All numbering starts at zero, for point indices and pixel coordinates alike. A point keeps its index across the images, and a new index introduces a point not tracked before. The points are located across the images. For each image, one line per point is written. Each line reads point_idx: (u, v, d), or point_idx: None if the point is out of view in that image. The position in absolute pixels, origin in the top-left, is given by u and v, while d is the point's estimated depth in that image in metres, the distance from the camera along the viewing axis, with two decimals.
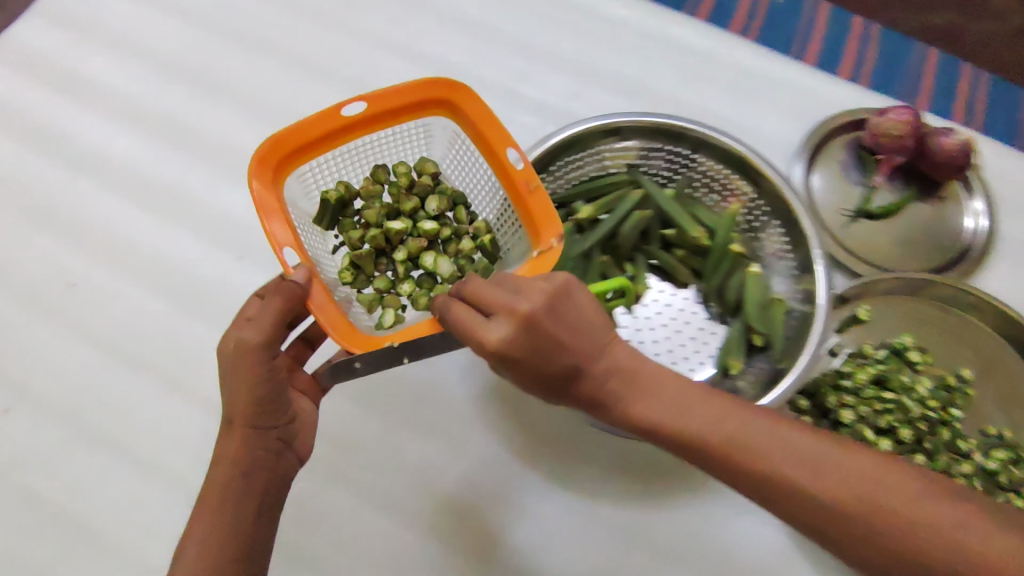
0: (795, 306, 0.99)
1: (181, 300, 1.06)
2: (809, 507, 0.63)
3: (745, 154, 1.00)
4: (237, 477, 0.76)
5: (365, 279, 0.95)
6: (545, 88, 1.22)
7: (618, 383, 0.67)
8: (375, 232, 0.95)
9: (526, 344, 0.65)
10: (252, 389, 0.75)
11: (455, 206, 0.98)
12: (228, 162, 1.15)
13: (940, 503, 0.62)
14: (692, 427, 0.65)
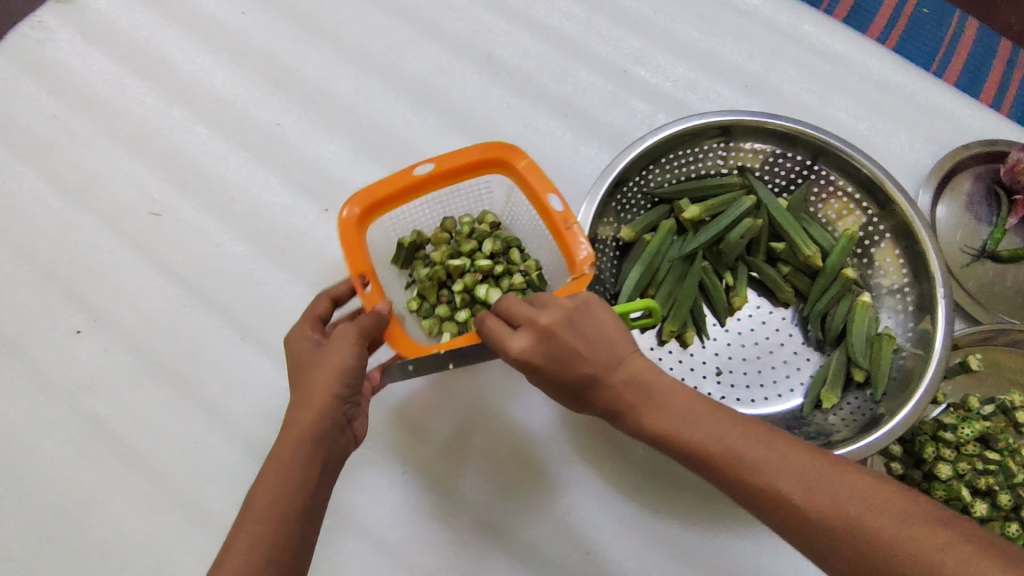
0: (906, 345, 0.92)
1: (262, 244, 1.04)
2: (807, 531, 0.57)
3: (877, 174, 0.91)
4: (312, 436, 0.70)
5: (429, 308, 1.00)
6: (661, 73, 1.14)
7: (622, 392, 0.67)
8: (436, 267, 0.99)
9: (538, 351, 0.67)
10: (339, 367, 0.73)
11: (508, 249, 1.01)
12: (326, 109, 1.11)
13: (945, 539, 0.53)
14: (693, 436, 0.64)
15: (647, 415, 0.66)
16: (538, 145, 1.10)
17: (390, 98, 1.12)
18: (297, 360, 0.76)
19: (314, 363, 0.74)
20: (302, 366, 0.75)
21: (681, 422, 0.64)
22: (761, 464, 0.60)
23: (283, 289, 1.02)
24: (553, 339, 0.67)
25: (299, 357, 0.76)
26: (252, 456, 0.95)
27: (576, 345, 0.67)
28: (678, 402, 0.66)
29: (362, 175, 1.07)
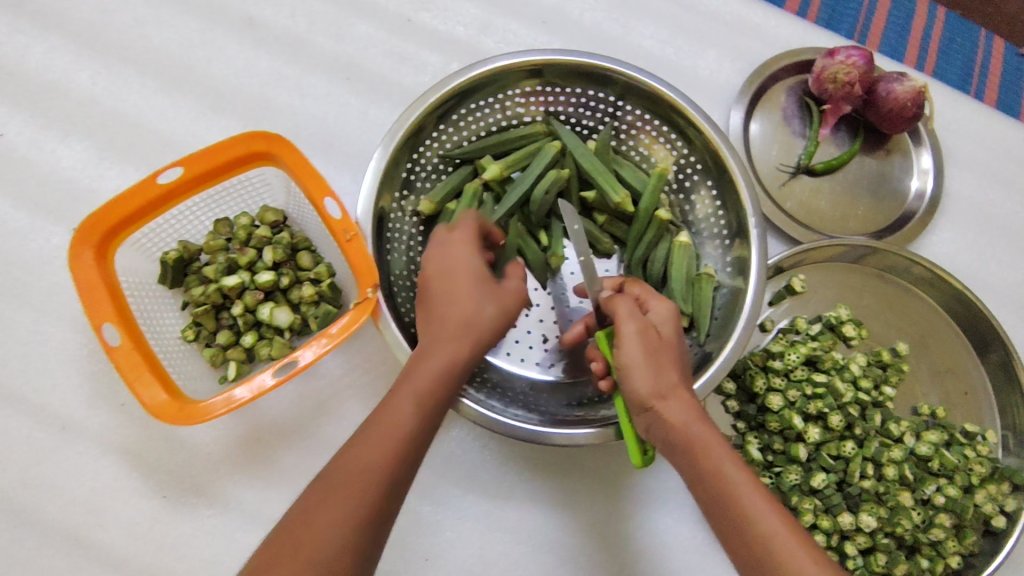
0: (725, 279, 0.87)
1: (2, 282, 0.87)
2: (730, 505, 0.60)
3: (678, 101, 0.84)
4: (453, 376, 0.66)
5: (209, 335, 0.86)
6: (449, 18, 1.03)
7: (680, 403, 0.66)
8: (210, 287, 0.85)
9: (671, 346, 0.69)
10: (487, 314, 0.69)
11: (295, 253, 0.88)
12: (62, 111, 0.94)
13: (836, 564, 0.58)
14: (711, 463, 0.62)
15: (698, 447, 0.63)
16: (321, 119, 0.98)
17: (138, 87, 0.96)
18: (449, 280, 0.71)
19: (476, 304, 0.69)
20: (459, 295, 0.70)
21: (738, 477, 0.62)
22: (804, 559, 0.56)
23: (34, 331, 0.86)
24: (675, 351, 0.69)
25: (465, 278, 0.71)
26: (24, 531, 0.81)
27: (681, 363, 0.70)
28: (743, 465, 0.63)
29: (115, 182, 0.92)
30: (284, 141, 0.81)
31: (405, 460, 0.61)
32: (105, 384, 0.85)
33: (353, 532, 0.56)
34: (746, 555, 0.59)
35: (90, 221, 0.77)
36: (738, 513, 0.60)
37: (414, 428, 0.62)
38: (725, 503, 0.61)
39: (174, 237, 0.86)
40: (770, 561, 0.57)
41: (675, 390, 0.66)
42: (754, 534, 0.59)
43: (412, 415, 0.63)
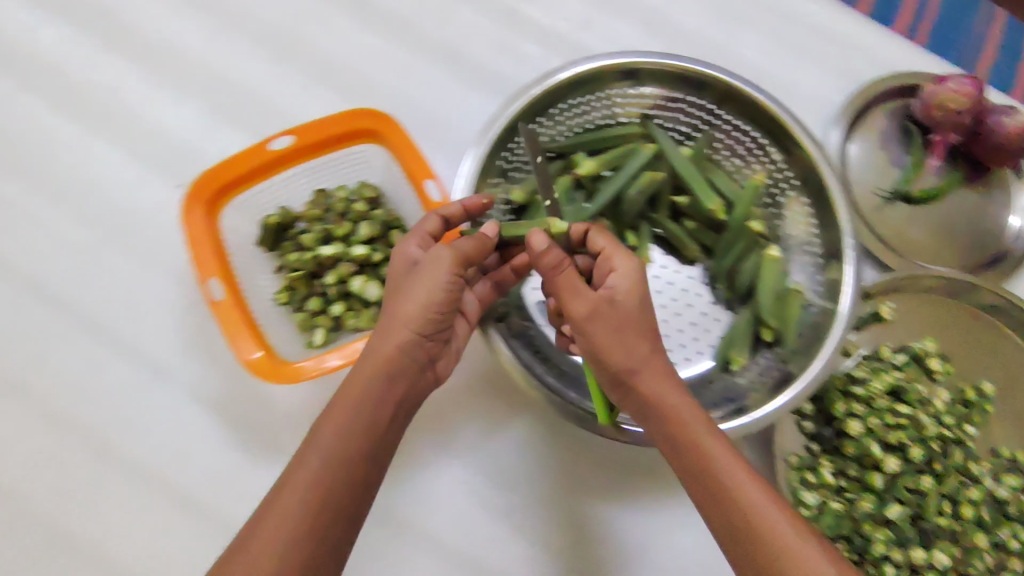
0: (815, 299, 0.87)
1: (109, 229, 0.91)
2: (712, 485, 0.65)
3: (781, 115, 0.84)
4: (384, 376, 0.69)
5: (299, 300, 0.88)
6: (553, 12, 1.03)
7: (656, 376, 0.68)
8: (306, 255, 0.86)
9: (642, 319, 0.68)
10: (434, 301, 0.71)
11: (389, 231, 0.89)
12: (175, 71, 0.97)
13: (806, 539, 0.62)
14: (705, 444, 0.66)
15: (677, 416, 0.67)
16: (420, 99, 0.99)
17: (249, 53, 0.99)
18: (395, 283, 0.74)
19: (422, 288, 0.71)
20: (410, 285, 0.72)
21: (717, 449, 0.66)
22: (778, 522, 0.63)
23: (135, 279, 0.90)
24: (646, 321, 0.69)
25: (398, 281, 0.73)
26: (110, 467, 0.85)
27: (654, 326, 0.70)
28: (735, 455, 0.66)
29: (219, 144, 0.95)
30: (393, 121, 0.83)
31: (349, 471, 0.66)
32: (199, 336, 0.89)
33: (297, 541, 0.61)
34: (720, 519, 0.65)
35: (204, 177, 0.81)
36: (716, 489, 0.65)
37: (369, 401, 0.69)
38: (704, 473, 0.66)
39: (275, 203, 0.89)
40: (746, 528, 0.63)
41: (647, 362, 0.68)
42: (729, 501, 0.64)
43: (371, 393, 0.69)
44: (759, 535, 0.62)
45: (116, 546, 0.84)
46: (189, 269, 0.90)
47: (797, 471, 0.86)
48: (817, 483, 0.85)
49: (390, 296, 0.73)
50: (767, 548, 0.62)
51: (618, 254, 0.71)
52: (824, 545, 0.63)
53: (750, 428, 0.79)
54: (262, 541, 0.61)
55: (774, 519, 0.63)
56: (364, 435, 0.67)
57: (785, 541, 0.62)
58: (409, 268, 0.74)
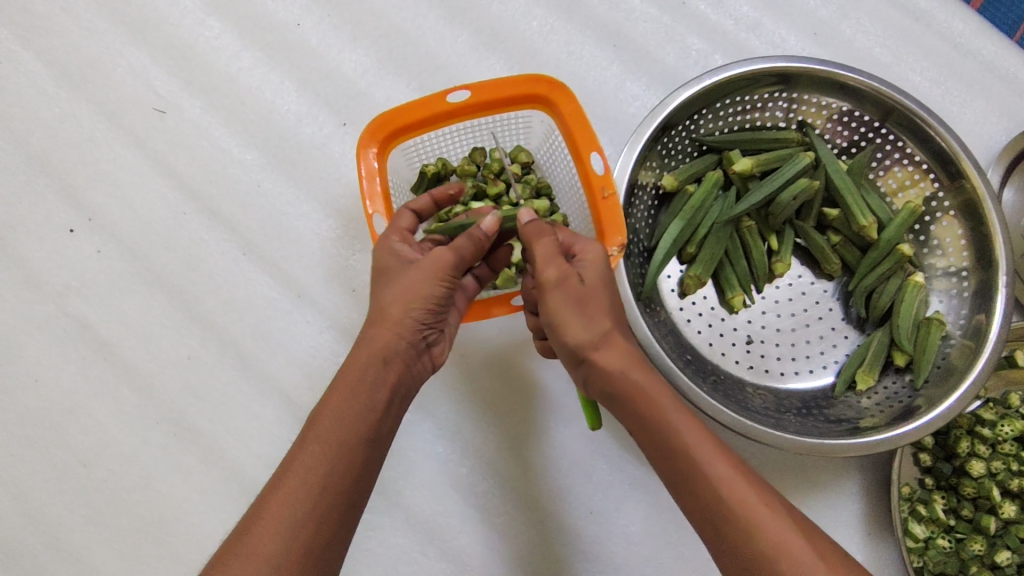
0: (955, 333, 0.86)
1: (273, 154, 0.96)
2: (687, 471, 0.63)
3: (953, 145, 0.83)
4: (377, 362, 0.68)
5: None
6: (723, 10, 1.04)
7: (611, 350, 0.68)
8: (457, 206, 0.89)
9: (598, 291, 0.69)
10: (428, 295, 0.70)
11: (537, 197, 0.92)
12: (352, 14, 1.00)
13: (785, 528, 0.59)
14: (676, 427, 0.65)
15: (634, 395, 0.66)
16: (580, 76, 1.01)
17: (424, 7, 1.01)
18: (378, 274, 0.73)
19: (409, 286, 0.70)
20: (396, 282, 0.71)
21: (692, 437, 0.64)
22: (759, 509, 0.60)
23: (291, 205, 0.94)
24: (609, 297, 0.70)
25: (380, 273, 0.73)
26: (244, 376, 0.90)
27: (616, 302, 0.71)
28: (717, 446, 0.64)
29: (385, 91, 0.98)
30: (568, 90, 0.84)
31: (344, 456, 0.64)
32: (343, 268, 0.92)
33: (304, 530, 0.60)
34: (701, 511, 0.63)
35: (381, 119, 0.83)
36: (692, 475, 0.63)
37: (362, 384, 0.67)
38: (679, 460, 0.64)
39: (435, 154, 0.92)
40: (723, 515, 0.61)
41: (609, 338, 0.68)
42: (702, 487, 0.62)
43: (358, 376, 0.68)
44: (737, 525, 0.60)
45: (239, 451, 0.88)
46: (343, 204, 0.94)
47: (908, 502, 0.86)
48: (928, 517, 0.85)
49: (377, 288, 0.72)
50: (749, 534, 0.59)
51: (589, 243, 0.71)
52: (806, 532, 0.60)
53: (877, 447, 0.77)
54: (260, 528, 0.59)
55: (753, 504, 0.60)
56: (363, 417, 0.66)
57: (762, 526, 0.59)
58: (394, 262, 0.72)
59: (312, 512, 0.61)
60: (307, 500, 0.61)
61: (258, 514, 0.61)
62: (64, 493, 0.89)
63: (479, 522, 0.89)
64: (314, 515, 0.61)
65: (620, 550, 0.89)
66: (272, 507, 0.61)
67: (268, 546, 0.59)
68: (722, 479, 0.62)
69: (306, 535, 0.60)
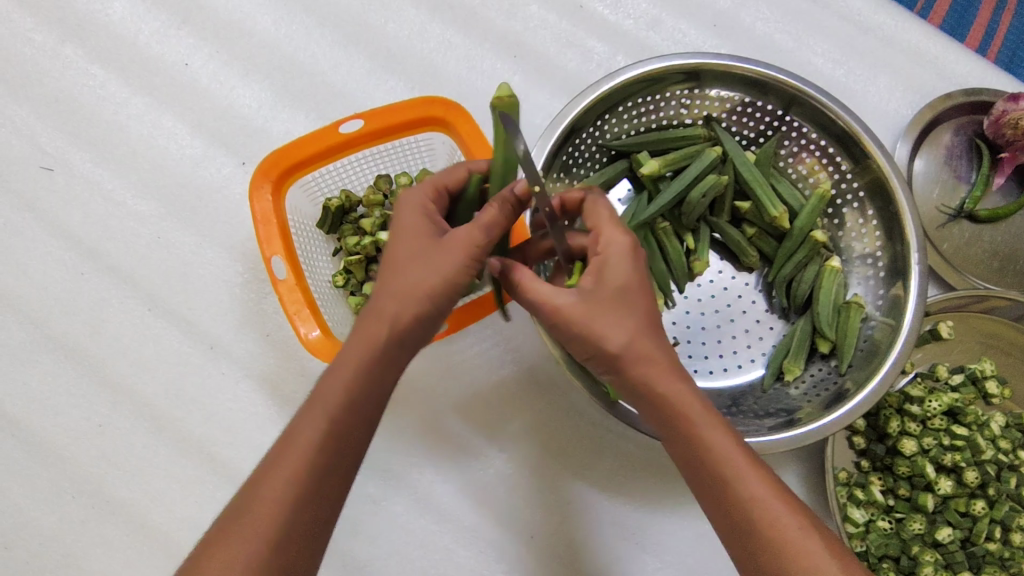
0: (874, 314, 0.86)
1: (172, 203, 0.92)
2: (715, 485, 0.60)
3: (852, 123, 0.82)
4: (391, 347, 0.60)
5: (355, 284, 0.88)
6: (621, 9, 1.03)
7: (642, 361, 0.61)
8: (365, 238, 0.86)
9: (624, 303, 0.61)
10: (457, 282, 0.61)
11: None
12: (242, 50, 0.97)
13: (822, 554, 0.57)
14: (706, 442, 0.60)
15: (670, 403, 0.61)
16: (483, 91, 0.99)
17: (317, 36, 0.99)
18: (393, 247, 0.63)
19: (445, 267, 0.60)
20: (421, 261, 0.60)
21: (717, 442, 0.60)
22: (785, 519, 0.58)
23: (194, 254, 0.90)
24: (638, 299, 0.62)
25: (400, 240, 0.63)
26: (160, 438, 0.86)
27: (651, 303, 0.63)
28: (758, 473, 0.60)
29: (284, 125, 0.95)
30: (461, 110, 0.82)
31: (343, 448, 0.58)
32: (254, 313, 0.89)
33: (290, 525, 0.55)
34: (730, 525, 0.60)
35: (271, 157, 0.81)
36: (722, 486, 0.60)
37: (379, 368, 0.59)
38: (705, 467, 0.61)
39: (339, 186, 0.90)
40: (751, 527, 0.58)
41: (639, 349, 0.61)
42: (733, 501, 0.59)
43: (373, 355, 0.59)
44: (765, 535, 0.58)
45: (163, 516, 0.85)
46: (249, 246, 0.91)
47: (846, 487, 0.86)
48: (867, 501, 0.85)
49: (396, 257, 0.61)
50: (778, 549, 0.57)
51: (614, 238, 0.63)
52: (832, 542, 0.58)
53: (802, 440, 0.77)
54: (248, 528, 0.55)
55: (785, 520, 0.58)
56: (365, 405, 0.59)
57: (790, 541, 0.57)
58: (415, 231, 0.62)
59: (297, 523, 0.55)
60: (302, 492, 0.56)
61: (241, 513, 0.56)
62: None
63: (420, 558, 0.88)
64: (301, 521, 0.56)
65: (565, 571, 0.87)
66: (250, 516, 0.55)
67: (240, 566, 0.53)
68: (750, 492, 0.59)
69: (281, 548, 0.55)
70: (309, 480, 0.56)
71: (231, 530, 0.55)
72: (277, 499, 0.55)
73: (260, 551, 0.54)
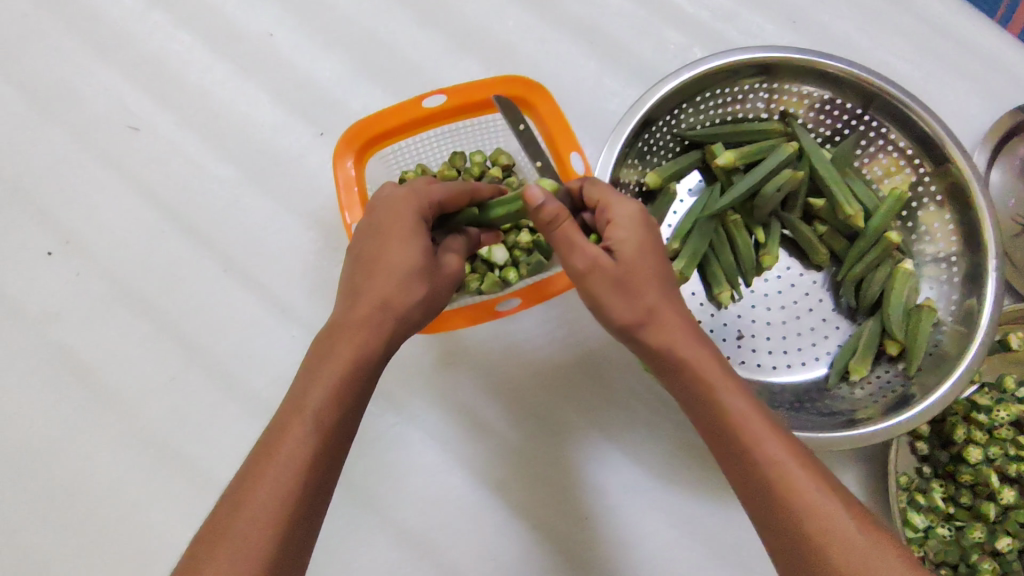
0: (946, 319, 0.85)
1: (250, 169, 0.94)
2: (728, 447, 0.62)
3: (935, 126, 0.81)
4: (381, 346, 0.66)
5: None
6: (699, 1, 1.02)
7: (658, 324, 0.65)
8: None
9: (640, 271, 0.66)
10: (438, 300, 0.71)
11: None
12: (324, 23, 0.99)
13: (835, 510, 0.57)
14: (720, 402, 0.63)
15: (685, 366, 0.65)
16: (558, 76, 1.00)
17: (397, 13, 1.00)
18: (389, 253, 0.67)
19: (433, 282, 0.69)
20: (419, 271, 0.67)
21: (732, 401, 0.63)
22: (799, 477, 0.59)
23: (270, 220, 0.93)
24: (651, 265, 0.66)
25: (396, 247, 0.68)
26: (228, 396, 0.88)
27: (666, 268, 0.68)
28: (774, 431, 0.61)
29: (360, 98, 0.97)
30: (543, 90, 0.82)
31: (338, 431, 0.62)
32: (326, 281, 0.91)
33: (294, 498, 0.57)
34: (746, 485, 0.61)
35: (355, 128, 0.82)
36: (736, 447, 0.62)
37: (371, 364, 0.65)
38: (721, 428, 0.63)
39: (414, 160, 0.91)
40: (764, 482, 0.59)
41: (653, 310, 0.65)
42: (747, 468, 0.61)
43: (369, 353, 0.65)
44: (780, 496, 0.58)
45: (228, 472, 0.87)
46: (323, 215, 0.93)
47: (907, 492, 0.85)
48: (928, 507, 0.84)
49: (394, 261, 0.67)
50: (790, 504, 0.58)
51: (621, 206, 0.67)
52: (848, 501, 0.58)
53: (869, 440, 0.76)
54: (255, 499, 0.56)
55: (795, 474, 0.59)
56: (363, 391, 0.65)
57: (803, 494, 0.58)
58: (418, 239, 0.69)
59: (313, 477, 0.59)
60: (305, 468, 0.58)
61: (246, 490, 0.56)
62: (52, 522, 0.87)
63: (473, 532, 0.88)
64: (305, 497, 0.58)
65: (616, 554, 0.88)
66: (267, 474, 0.57)
67: (261, 519, 0.55)
68: (762, 451, 0.60)
69: (299, 503, 0.57)
70: (323, 444, 0.60)
71: (248, 488, 0.57)
72: (296, 458, 0.58)
73: (267, 523, 0.55)
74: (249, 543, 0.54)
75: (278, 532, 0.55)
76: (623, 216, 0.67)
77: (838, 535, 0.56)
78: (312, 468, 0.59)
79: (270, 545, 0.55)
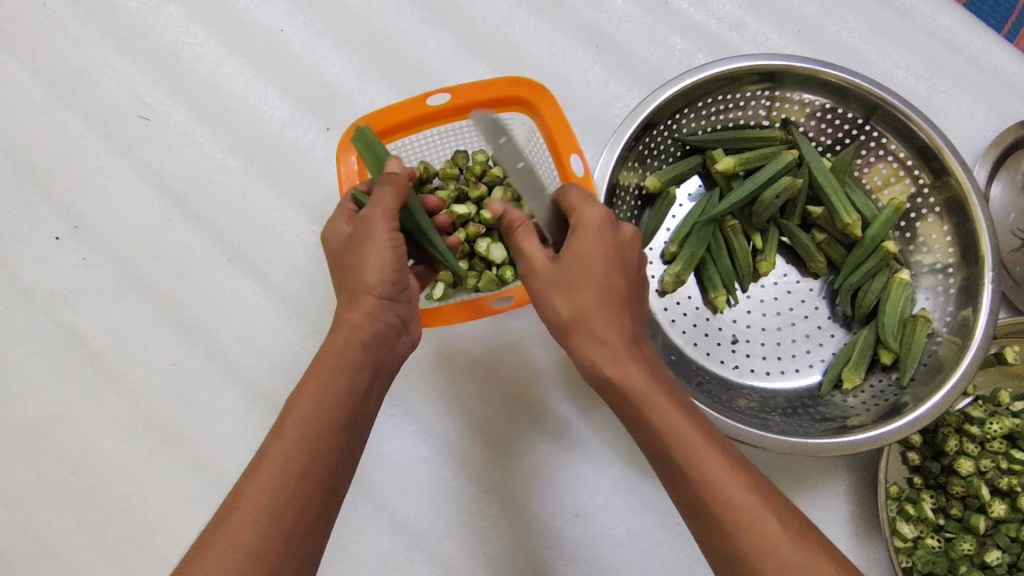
0: (941, 330, 0.85)
1: (258, 161, 0.96)
2: (664, 458, 0.62)
3: (934, 137, 0.82)
4: (356, 344, 0.66)
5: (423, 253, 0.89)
6: (706, 9, 1.03)
7: (590, 333, 0.65)
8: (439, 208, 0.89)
9: (584, 280, 0.65)
10: (391, 264, 0.68)
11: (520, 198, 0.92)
12: (334, 20, 1.01)
13: (770, 526, 0.57)
14: (656, 418, 0.62)
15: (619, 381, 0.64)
16: (563, 78, 1.01)
17: (407, 12, 1.01)
18: (337, 266, 0.70)
19: (367, 250, 0.68)
20: (352, 262, 0.68)
21: (662, 416, 0.62)
22: (737, 495, 0.58)
23: (275, 211, 0.94)
24: (595, 277, 0.65)
25: (336, 256, 0.70)
26: (227, 381, 0.90)
27: (614, 277, 0.65)
28: (710, 449, 0.60)
29: (368, 95, 0.99)
30: (547, 91, 0.82)
31: (330, 429, 0.62)
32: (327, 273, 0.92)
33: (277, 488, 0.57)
34: (686, 503, 0.61)
35: (358, 122, 0.83)
36: (672, 459, 0.61)
37: (347, 363, 0.65)
38: (656, 441, 0.62)
39: (418, 157, 0.92)
40: (702, 503, 0.59)
41: (585, 320, 0.65)
42: (685, 482, 0.60)
43: (343, 354, 0.65)
44: (717, 513, 0.58)
45: (224, 457, 0.88)
46: (328, 208, 0.94)
47: (897, 501, 0.86)
48: (918, 517, 0.85)
49: (346, 277, 0.69)
50: (728, 526, 0.58)
51: (586, 209, 0.67)
52: (788, 518, 0.58)
53: (860, 446, 0.75)
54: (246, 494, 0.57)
55: (733, 494, 0.58)
56: (348, 385, 0.64)
57: (741, 515, 0.57)
58: (352, 246, 0.69)
59: (297, 474, 0.58)
60: (293, 466, 0.59)
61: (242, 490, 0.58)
62: (52, 500, 0.89)
63: (464, 525, 0.89)
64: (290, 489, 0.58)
65: (606, 552, 0.88)
66: (255, 481, 0.58)
67: (249, 525, 0.56)
68: (701, 470, 0.59)
69: (282, 494, 0.57)
70: (308, 451, 0.60)
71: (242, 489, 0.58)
72: (282, 465, 0.58)
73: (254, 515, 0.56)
74: (236, 548, 0.54)
75: (264, 538, 0.55)
76: (578, 231, 0.66)
77: (776, 553, 0.56)
78: (296, 475, 0.58)
79: (260, 547, 0.55)
